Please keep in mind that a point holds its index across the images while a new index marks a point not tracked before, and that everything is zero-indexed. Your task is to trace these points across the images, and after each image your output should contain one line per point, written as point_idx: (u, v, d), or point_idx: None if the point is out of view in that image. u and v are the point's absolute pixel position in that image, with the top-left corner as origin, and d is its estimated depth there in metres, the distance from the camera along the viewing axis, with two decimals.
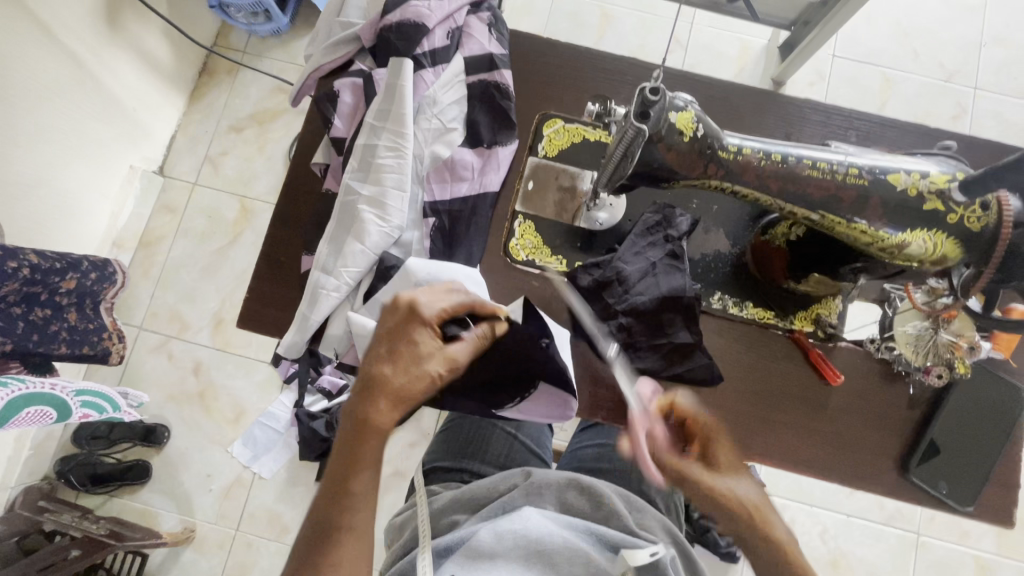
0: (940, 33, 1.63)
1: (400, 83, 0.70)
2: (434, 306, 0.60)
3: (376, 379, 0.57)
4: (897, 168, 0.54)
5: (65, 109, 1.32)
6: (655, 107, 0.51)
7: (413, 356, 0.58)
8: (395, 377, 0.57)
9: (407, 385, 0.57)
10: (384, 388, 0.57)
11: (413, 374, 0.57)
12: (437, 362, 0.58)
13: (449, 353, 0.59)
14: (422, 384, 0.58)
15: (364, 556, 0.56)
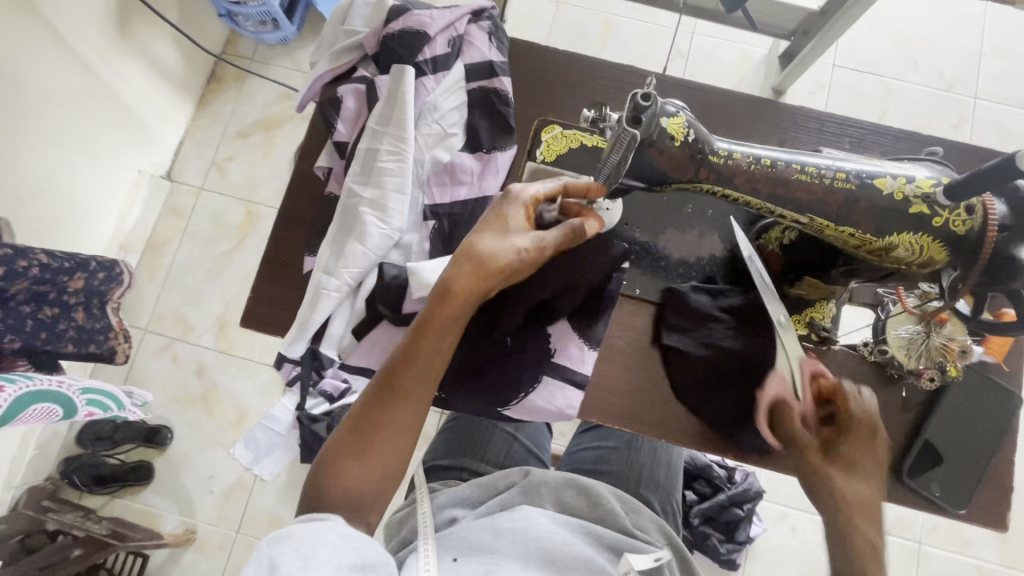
0: (939, 43, 1.65)
1: (401, 90, 0.72)
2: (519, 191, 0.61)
3: (469, 250, 0.60)
4: (884, 172, 0.55)
5: (76, 114, 1.35)
6: (647, 112, 0.52)
7: (504, 229, 0.60)
8: (487, 248, 0.59)
9: (492, 257, 0.59)
10: (477, 257, 0.59)
11: (505, 244, 0.59)
12: (524, 237, 0.59)
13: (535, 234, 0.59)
14: (501, 262, 0.59)
15: (403, 436, 0.61)
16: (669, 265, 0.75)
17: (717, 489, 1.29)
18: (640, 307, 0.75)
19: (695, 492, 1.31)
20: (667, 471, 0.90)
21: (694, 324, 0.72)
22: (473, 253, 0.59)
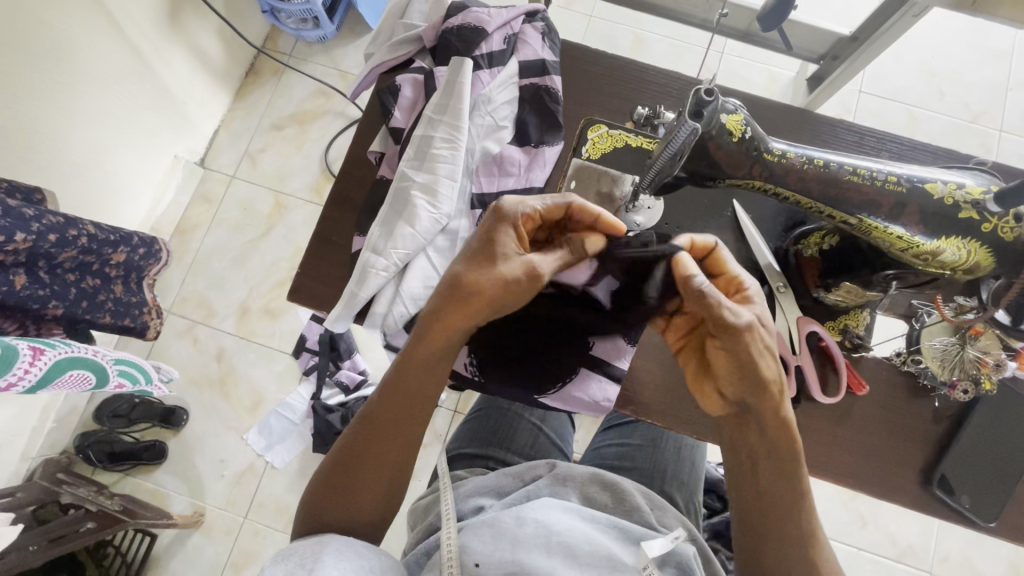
0: (965, 75, 1.67)
1: (459, 80, 0.77)
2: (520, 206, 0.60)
3: (456, 281, 0.59)
4: (935, 178, 0.57)
5: (123, 97, 1.40)
6: (709, 107, 0.55)
7: (491, 257, 0.58)
8: (479, 277, 0.57)
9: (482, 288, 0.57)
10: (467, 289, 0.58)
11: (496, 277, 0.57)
12: (515, 267, 0.58)
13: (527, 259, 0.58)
14: (495, 289, 0.57)
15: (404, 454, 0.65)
16: None
17: (727, 505, 1.24)
18: None
19: (705, 506, 1.25)
20: (691, 471, 0.91)
21: None
22: (463, 286, 0.58)
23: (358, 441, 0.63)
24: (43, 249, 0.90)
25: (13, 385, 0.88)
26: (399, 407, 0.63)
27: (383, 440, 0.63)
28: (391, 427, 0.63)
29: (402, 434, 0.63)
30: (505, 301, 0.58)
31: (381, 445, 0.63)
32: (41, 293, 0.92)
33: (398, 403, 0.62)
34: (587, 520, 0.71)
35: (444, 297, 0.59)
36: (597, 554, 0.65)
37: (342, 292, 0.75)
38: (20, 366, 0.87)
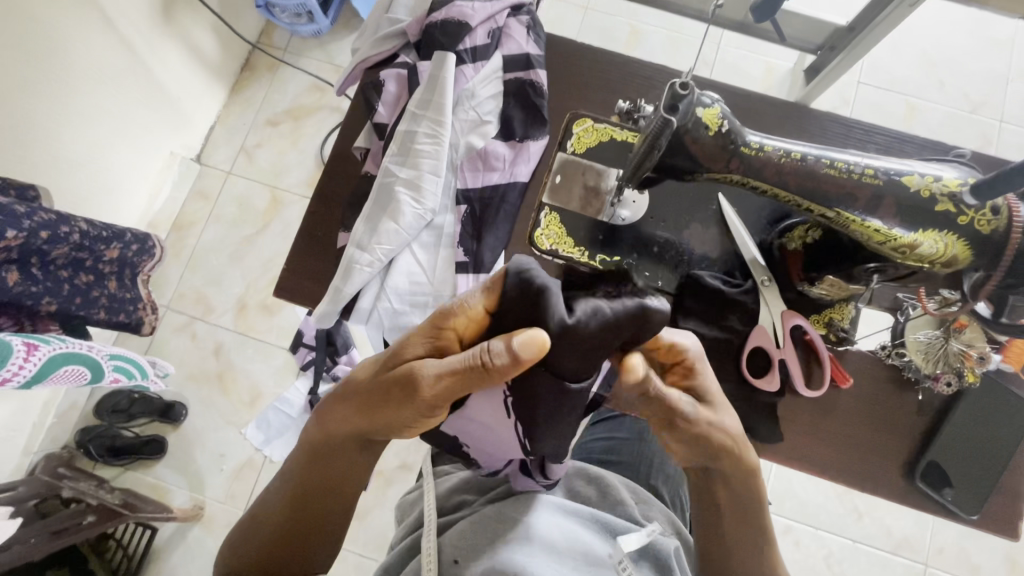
0: (966, 65, 1.65)
1: (442, 75, 0.81)
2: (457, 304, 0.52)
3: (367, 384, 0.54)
4: (912, 170, 0.57)
5: (116, 92, 1.39)
6: (684, 101, 0.56)
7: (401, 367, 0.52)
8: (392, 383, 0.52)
9: (388, 397, 0.52)
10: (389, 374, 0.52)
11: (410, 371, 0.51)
12: (420, 371, 0.50)
13: (433, 367, 0.50)
14: (398, 401, 0.51)
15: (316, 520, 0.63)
16: (692, 259, 0.76)
17: None
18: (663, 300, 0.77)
19: None
20: (679, 462, 0.91)
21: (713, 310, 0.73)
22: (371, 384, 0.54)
23: (260, 521, 0.62)
24: (35, 246, 0.91)
25: (8, 381, 0.89)
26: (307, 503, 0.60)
27: (286, 529, 0.61)
28: (294, 520, 0.61)
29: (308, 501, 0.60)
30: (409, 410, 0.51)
31: (284, 536, 0.61)
32: (35, 290, 0.93)
33: (310, 499, 0.60)
34: (569, 519, 0.70)
35: (358, 402, 0.55)
36: (575, 549, 0.66)
37: (327, 287, 0.76)
38: (15, 361, 0.88)
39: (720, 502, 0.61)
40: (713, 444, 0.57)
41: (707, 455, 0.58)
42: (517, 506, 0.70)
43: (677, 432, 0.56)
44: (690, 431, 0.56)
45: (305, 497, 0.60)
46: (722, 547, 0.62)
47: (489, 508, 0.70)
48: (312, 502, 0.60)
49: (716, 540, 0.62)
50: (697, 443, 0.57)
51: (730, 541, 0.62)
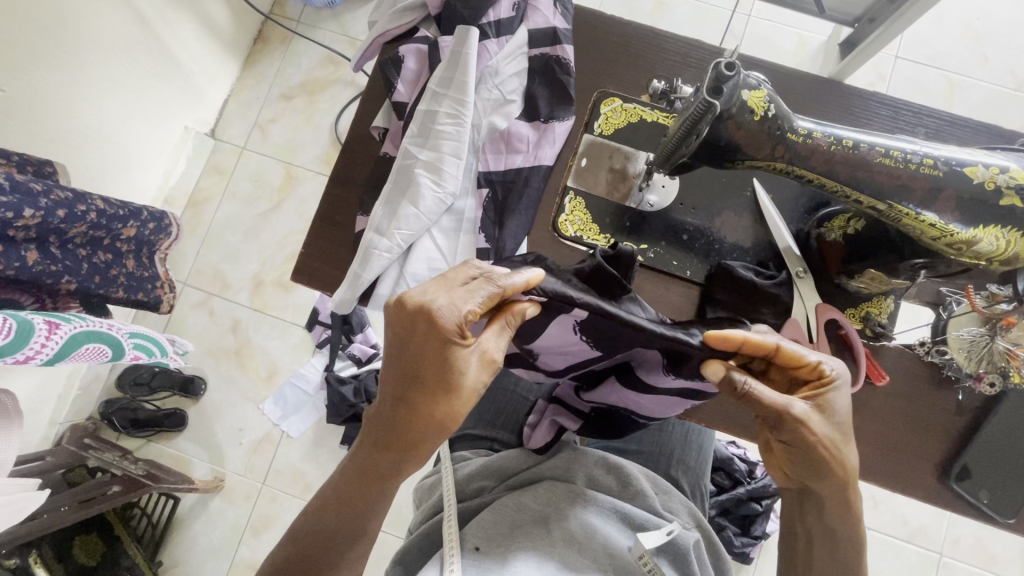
0: (1012, 39, 1.55)
1: (464, 51, 0.77)
2: (456, 315, 0.53)
3: (419, 412, 0.55)
4: (976, 162, 0.58)
5: (129, 66, 1.37)
6: (728, 83, 0.55)
7: (451, 382, 0.55)
8: (449, 405, 0.55)
9: (447, 410, 0.55)
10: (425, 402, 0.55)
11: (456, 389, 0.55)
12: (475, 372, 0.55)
13: (483, 359, 0.55)
14: (462, 409, 0.56)
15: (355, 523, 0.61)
16: (723, 249, 0.74)
17: (736, 482, 1.23)
18: (689, 290, 0.75)
19: (713, 483, 1.24)
20: (698, 455, 0.91)
21: (745, 300, 0.71)
22: (417, 405, 0.55)
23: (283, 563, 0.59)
24: (52, 224, 0.90)
25: (31, 359, 0.88)
26: (344, 527, 0.60)
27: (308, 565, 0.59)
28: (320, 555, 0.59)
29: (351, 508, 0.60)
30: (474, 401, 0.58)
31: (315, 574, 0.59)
32: (54, 268, 0.92)
33: (345, 525, 0.60)
34: (590, 512, 0.68)
35: (407, 430, 0.56)
36: (596, 542, 0.65)
37: (345, 272, 0.77)
38: (37, 340, 0.87)
39: (812, 513, 0.60)
40: (821, 451, 0.56)
41: (814, 472, 0.58)
42: (535, 496, 0.69)
43: (785, 434, 0.57)
44: (800, 433, 0.56)
45: (333, 527, 0.60)
46: (808, 559, 0.60)
47: (506, 496, 0.69)
48: (352, 533, 0.60)
49: (804, 549, 0.60)
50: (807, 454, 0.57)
51: (818, 551, 0.60)
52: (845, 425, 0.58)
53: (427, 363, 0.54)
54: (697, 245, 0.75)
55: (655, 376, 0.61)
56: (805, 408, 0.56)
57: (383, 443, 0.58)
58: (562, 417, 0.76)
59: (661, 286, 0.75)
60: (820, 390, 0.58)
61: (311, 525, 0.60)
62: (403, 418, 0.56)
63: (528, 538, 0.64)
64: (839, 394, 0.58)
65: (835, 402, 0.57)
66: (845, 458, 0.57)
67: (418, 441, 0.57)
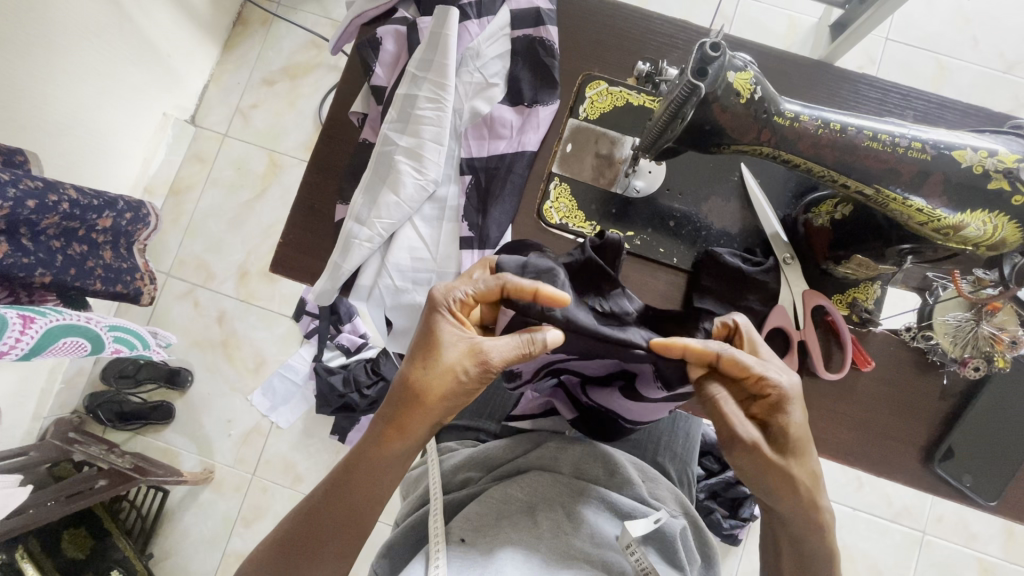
0: (1002, 21, 1.54)
1: (444, 33, 0.75)
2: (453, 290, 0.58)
3: (403, 380, 0.57)
4: (964, 145, 0.57)
5: (103, 50, 1.31)
6: (713, 65, 0.54)
7: (433, 352, 0.56)
8: (429, 374, 0.55)
9: (429, 381, 0.55)
10: (413, 386, 0.56)
11: (442, 366, 0.55)
12: (460, 354, 0.56)
13: (474, 344, 0.56)
14: (446, 384, 0.55)
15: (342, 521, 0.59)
16: (710, 235, 0.73)
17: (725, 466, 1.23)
18: (675, 277, 0.74)
19: (702, 468, 1.24)
20: (685, 442, 0.91)
21: (727, 288, 0.71)
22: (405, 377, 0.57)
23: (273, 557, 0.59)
24: (23, 215, 0.87)
25: (6, 354, 0.86)
26: (335, 510, 0.59)
27: (296, 564, 0.59)
28: (312, 549, 0.59)
29: (337, 499, 0.59)
30: (460, 393, 0.56)
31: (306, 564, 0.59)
32: (26, 261, 0.89)
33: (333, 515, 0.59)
34: (577, 500, 0.68)
35: (394, 400, 0.57)
36: (583, 533, 0.64)
37: (326, 262, 0.76)
38: (11, 334, 0.84)
39: (778, 525, 0.59)
40: (772, 472, 0.56)
41: (767, 491, 0.57)
42: (520, 487, 0.69)
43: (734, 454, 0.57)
44: (748, 455, 0.56)
45: (319, 518, 0.59)
46: (777, 561, 0.61)
47: (492, 487, 0.69)
48: (346, 513, 0.59)
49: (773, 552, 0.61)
50: (755, 474, 0.56)
51: (786, 557, 0.60)
52: (802, 444, 0.57)
53: (421, 334, 0.58)
54: (683, 233, 0.74)
55: (645, 385, 0.62)
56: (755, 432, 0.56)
57: (381, 418, 0.59)
58: (560, 404, 0.79)
59: (648, 273, 0.74)
60: (779, 411, 0.56)
61: (303, 516, 0.60)
62: (397, 391, 0.57)
63: (514, 527, 0.63)
64: (794, 411, 0.56)
65: (794, 421, 0.56)
66: (804, 476, 0.56)
67: (403, 414, 0.57)
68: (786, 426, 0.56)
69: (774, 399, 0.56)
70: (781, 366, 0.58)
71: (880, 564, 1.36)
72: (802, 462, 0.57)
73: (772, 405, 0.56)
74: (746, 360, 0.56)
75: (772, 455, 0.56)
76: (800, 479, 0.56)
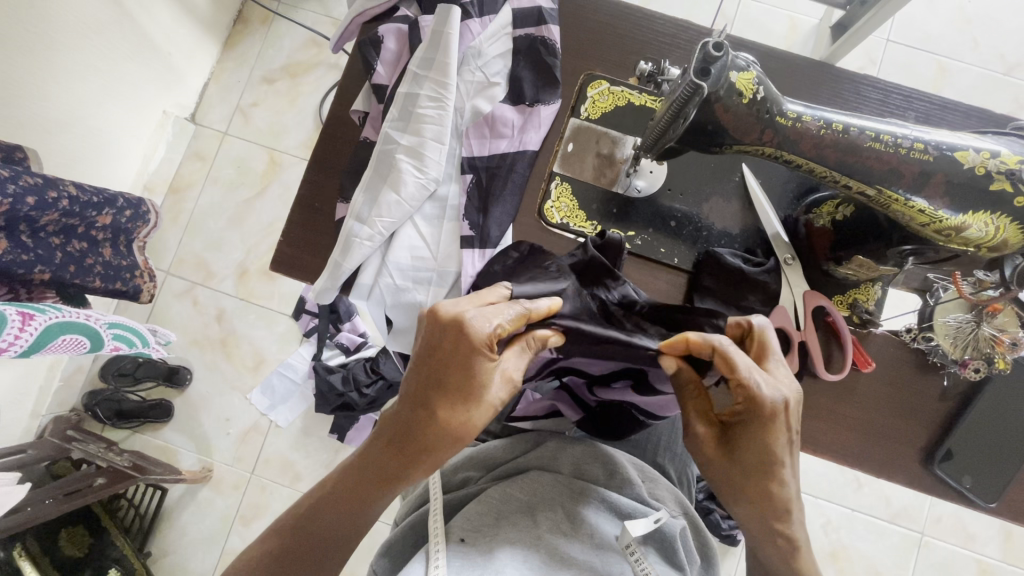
0: (1003, 23, 1.54)
1: (446, 31, 0.74)
2: (489, 325, 0.50)
3: (439, 421, 0.51)
4: (966, 146, 0.57)
5: (103, 47, 1.31)
6: (716, 64, 0.54)
7: (475, 391, 0.51)
8: (474, 416, 0.51)
9: (472, 418, 0.51)
10: (453, 427, 0.51)
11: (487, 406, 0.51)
12: (500, 388, 0.52)
13: (512, 374, 0.53)
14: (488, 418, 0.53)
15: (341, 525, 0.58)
16: (711, 236, 0.73)
17: None
18: (676, 277, 0.74)
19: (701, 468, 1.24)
20: (685, 441, 0.91)
21: (728, 288, 0.71)
22: (433, 410, 0.51)
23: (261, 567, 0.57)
24: (22, 212, 0.87)
25: (5, 350, 0.85)
26: (336, 511, 0.58)
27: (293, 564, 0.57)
28: (309, 560, 0.58)
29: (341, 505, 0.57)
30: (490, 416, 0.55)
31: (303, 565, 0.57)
32: (26, 258, 0.89)
33: (335, 525, 0.58)
34: (577, 501, 0.68)
35: (423, 435, 0.52)
36: (581, 532, 0.64)
37: (326, 261, 0.75)
38: (11, 331, 0.84)
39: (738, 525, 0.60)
40: (719, 473, 0.57)
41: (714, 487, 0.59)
42: (519, 487, 0.68)
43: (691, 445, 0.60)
44: (696, 449, 0.58)
45: (318, 525, 0.58)
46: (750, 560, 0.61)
47: (491, 486, 0.69)
48: (348, 517, 0.58)
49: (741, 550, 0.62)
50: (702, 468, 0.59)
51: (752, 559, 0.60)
52: (762, 460, 0.55)
53: (454, 376, 0.50)
54: (684, 233, 0.74)
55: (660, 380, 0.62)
56: (705, 431, 0.57)
57: (400, 446, 0.54)
58: (565, 406, 0.79)
59: (648, 274, 0.74)
60: (745, 423, 0.55)
61: (299, 518, 0.59)
62: (423, 420, 0.52)
63: (514, 528, 0.63)
64: (763, 426, 0.54)
65: (757, 435, 0.55)
66: (758, 489, 0.56)
67: (428, 447, 0.53)
68: (744, 437, 0.55)
69: (746, 406, 0.54)
70: (778, 379, 0.55)
71: (878, 564, 1.36)
72: (757, 476, 0.56)
73: (744, 417, 0.55)
74: (736, 364, 0.53)
75: (719, 458, 0.57)
76: (748, 489, 0.56)
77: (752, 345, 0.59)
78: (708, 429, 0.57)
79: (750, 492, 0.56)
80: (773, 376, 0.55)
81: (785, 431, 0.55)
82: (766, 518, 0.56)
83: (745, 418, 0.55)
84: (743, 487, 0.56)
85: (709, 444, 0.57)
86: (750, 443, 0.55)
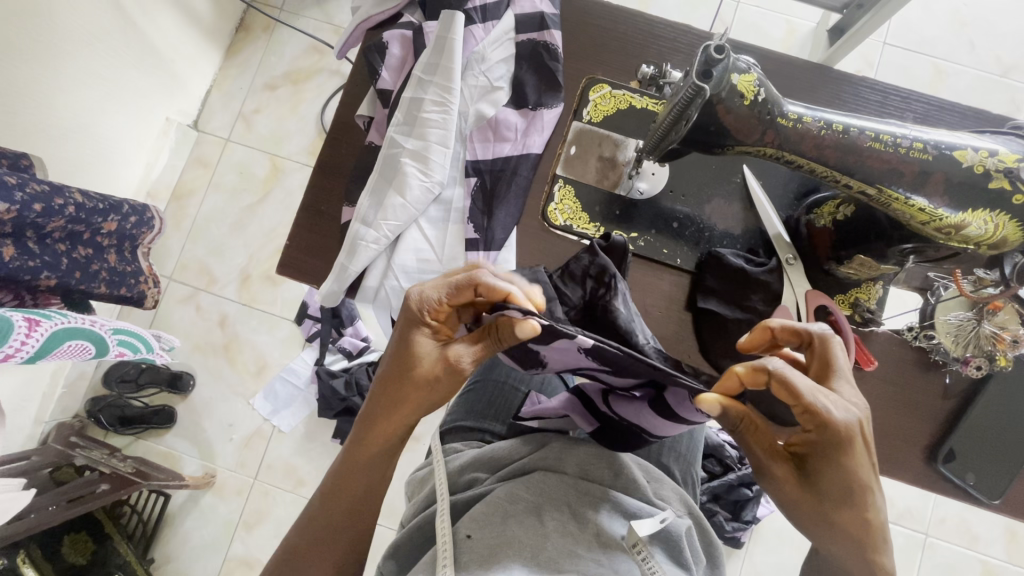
0: (998, 25, 1.56)
1: (450, 37, 0.76)
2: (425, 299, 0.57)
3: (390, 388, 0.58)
4: (965, 145, 0.57)
5: (108, 56, 1.33)
6: (718, 67, 0.55)
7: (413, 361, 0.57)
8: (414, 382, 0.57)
9: (418, 388, 0.57)
10: (397, 392, 0.58)
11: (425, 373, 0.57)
12: (433, 361, 0.57)
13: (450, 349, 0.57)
14: (430, 389, 0.57)
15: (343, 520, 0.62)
16: (713, 236, 0.74)
17: (727, 468, 1.23)
18: (680, 278, 0.75)
19: (705, 470, 1.25)
20: (689, 442, 0.92)
21: (732, 288, 0.71)
22: (386, 386, 0.59)
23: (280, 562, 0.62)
24: (29, 219, 0.87)
25: (10, 357, 0.86)
26: (334, 505, 0.62)
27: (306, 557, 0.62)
28: (314, 552, 0.62)
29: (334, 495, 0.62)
30: (439, 392, 0.58)
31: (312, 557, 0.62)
32: (32, 264, 0.90)
33: (333, 522, 0.62)
34: (582, 501, 0.69)
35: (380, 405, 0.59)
36: (588, 532, 0.65)
37: (332, 264, 0.76)
38: (17, 338, 0.84)
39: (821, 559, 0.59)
40: (804, 512, 0.55)
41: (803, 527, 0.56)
42: (525, 486, 0.69)
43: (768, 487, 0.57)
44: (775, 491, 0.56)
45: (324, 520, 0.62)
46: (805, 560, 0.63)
47: (498, 486, 0.69)
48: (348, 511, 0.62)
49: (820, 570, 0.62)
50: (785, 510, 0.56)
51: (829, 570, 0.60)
52: (846, 490, 0.53)
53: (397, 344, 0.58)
54: (687, 233, 0.74)
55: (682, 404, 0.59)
56: (782, 472, 0.55)
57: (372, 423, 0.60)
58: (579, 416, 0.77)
59: (652, 275, 0.75)
60: (821, 453, 0.53)
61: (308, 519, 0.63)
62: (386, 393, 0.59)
63: (520, 526, 0.63)
64: (842, 454, 0.52)
65: (837, 461, 0.52)
66: (847, 521, 0.53)
67: (381, 420, 0.59)
68: (823, 469, 0.53)
69: (818, 435, 0.53)
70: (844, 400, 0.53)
71: None
72: (845, 509, 0.53)
73: (818, 447, 0.53)
74: (797, 389, 0.52)
75: (800, 495, 0.54)
76: (838, 523, 0.53)
77: (813, 355, 0.58)
78: (784, 466, 0.55)
79: (841, 523, 0.53)
80: (840, 395, 0.54)
81: (863, 453, 0.53)
82: (861, 545, 0.54)
83: (818, 448, 0.53)
84: (833, 521, 0.54)
85: (788, 484, 0.55)
86: (833, 473, 0.53)
